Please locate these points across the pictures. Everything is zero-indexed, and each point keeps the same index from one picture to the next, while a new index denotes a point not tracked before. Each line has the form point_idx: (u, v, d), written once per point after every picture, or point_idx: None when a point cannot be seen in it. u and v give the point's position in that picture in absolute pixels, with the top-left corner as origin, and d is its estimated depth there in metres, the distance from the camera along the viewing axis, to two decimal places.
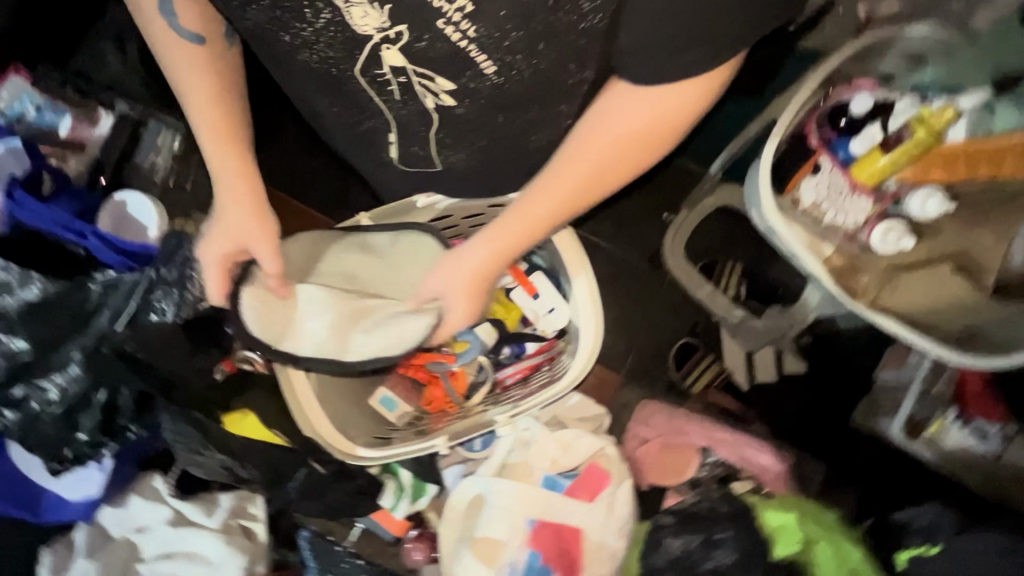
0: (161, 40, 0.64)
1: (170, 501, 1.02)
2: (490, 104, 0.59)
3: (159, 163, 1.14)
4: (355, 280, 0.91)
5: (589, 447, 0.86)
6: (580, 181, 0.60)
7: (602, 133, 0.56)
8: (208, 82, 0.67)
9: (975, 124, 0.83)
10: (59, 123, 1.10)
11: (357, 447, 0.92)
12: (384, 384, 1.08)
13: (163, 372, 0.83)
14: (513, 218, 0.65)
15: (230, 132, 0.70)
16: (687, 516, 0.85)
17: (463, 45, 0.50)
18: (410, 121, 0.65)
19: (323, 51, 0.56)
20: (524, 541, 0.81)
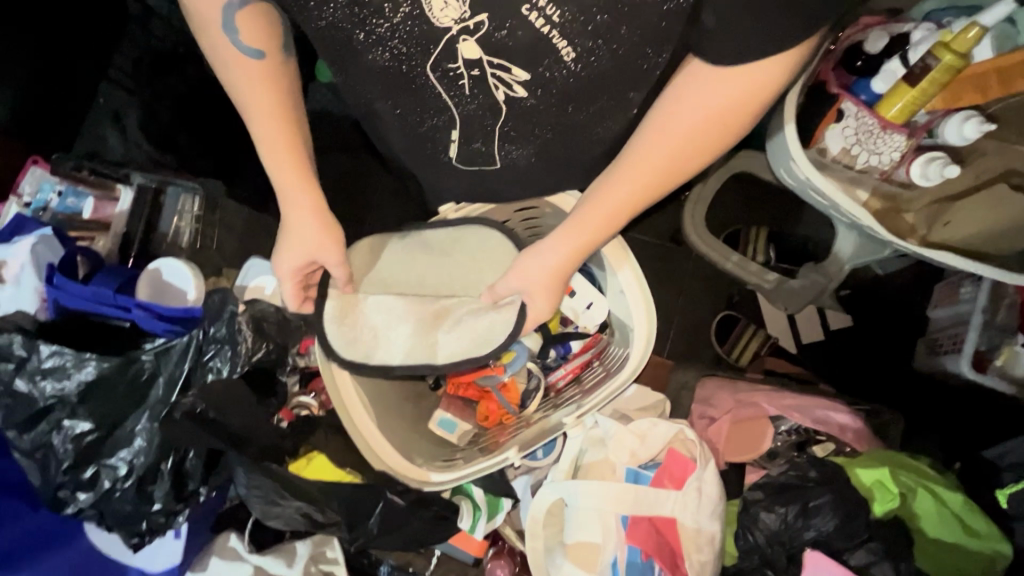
0: (224, 57, 0.69)
1: (249, 558, 1.03)
2: (559, 92, 0.69)
3: (182, 227, 1.17)
4: (427, 283, 0.96)
5: (666, 433, 0.84)
6: (658, 164, 0.65)
7: (677, 116, 0.63)
8: (266, 95, 0.71)
9: (1002, 39, 0.81)
10: (82, 206, 1.12)
11: (430, 473, 0.92)
12: (440, 408, 1.09)
13: (237, 427, 0.82)
14: (590, 206, 0.71)
15: (293, 142, 0.75)
16: (778, 487, 0.82)
17: (546, 31, 0.60)
18: (477, 116, 0.75)
19: (396, 48, 0.66)
20: (622, 539, 0.79)
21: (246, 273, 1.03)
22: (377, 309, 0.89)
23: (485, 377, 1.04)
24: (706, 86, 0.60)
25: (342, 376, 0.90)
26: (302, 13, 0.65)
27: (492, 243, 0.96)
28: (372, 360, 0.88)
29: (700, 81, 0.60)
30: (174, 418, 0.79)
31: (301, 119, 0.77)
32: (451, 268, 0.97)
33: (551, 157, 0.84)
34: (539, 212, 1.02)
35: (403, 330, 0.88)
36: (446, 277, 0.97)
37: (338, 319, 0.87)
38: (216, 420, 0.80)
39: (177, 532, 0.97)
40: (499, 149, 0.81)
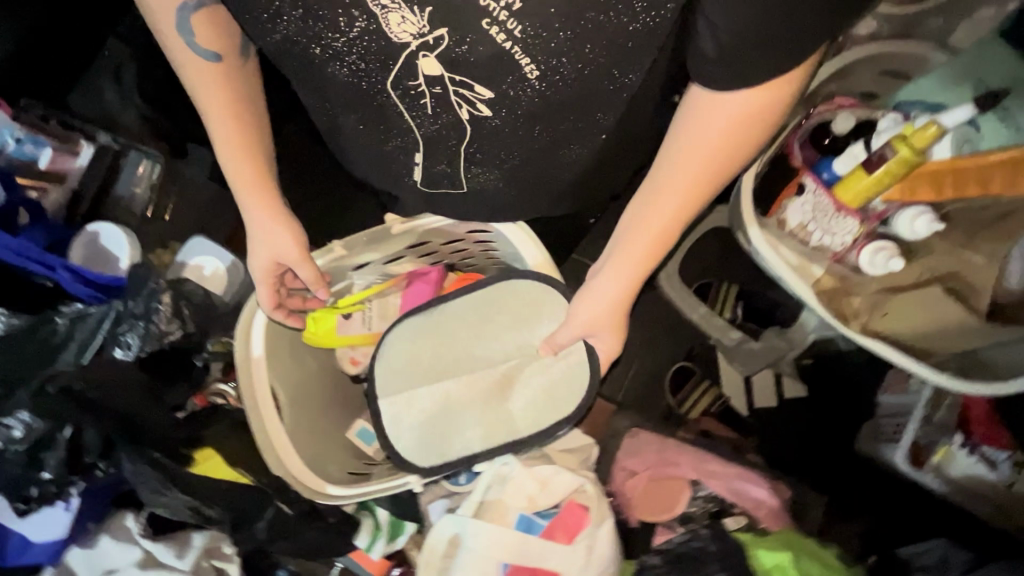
0: (181, 59, 0.67)
1: (140, 541, 0.99)
2: (525, 113, 0.65)
3: (138, 194, 1.14)
4: (475, 353, 0.88)
5: (568, 484, 0.82)
6: (682, 193, 0.60)
7: (693, 146, 0.57)
8: (222, 97, 0.70)
9: (960, 142, 0.80)
10: (39, 155, 1.09)
11: (328, 485, 0.88)
12: (362, 417, 1.06)
13: (119, 408, 0.79)
14: (632, 236, 0.65)
15: (247, 138, 0.74)
16: (676, 556, 0.81)
17: (508, 46, 0.54)
18: (442, 135, 0.71)
19: (355, 63, 0.61)
20: None
21: (188, 250, 1.01)
22: (430, 402, 0.87)
23: None
24: (722, 111, 0.53)
25: (259, 365, 0.89)
26: (255, 26, 0.62)
27: (539, 298, 0.86)
28: (450, 459, 0.85)
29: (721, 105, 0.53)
30: (48, 393, 0.77)
31: (260, 121, 0.75)
32: (496, 338, 0.87)
33: (518, 184, 0.81)
34: (491, 237, 0.99)
35: (473, 413, 0.85)
36: (497, 349, 0.87)
37: (395, 416, 0.87)
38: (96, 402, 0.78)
39: (68, 503, 0.94)
40: (466, 171, 0.78)
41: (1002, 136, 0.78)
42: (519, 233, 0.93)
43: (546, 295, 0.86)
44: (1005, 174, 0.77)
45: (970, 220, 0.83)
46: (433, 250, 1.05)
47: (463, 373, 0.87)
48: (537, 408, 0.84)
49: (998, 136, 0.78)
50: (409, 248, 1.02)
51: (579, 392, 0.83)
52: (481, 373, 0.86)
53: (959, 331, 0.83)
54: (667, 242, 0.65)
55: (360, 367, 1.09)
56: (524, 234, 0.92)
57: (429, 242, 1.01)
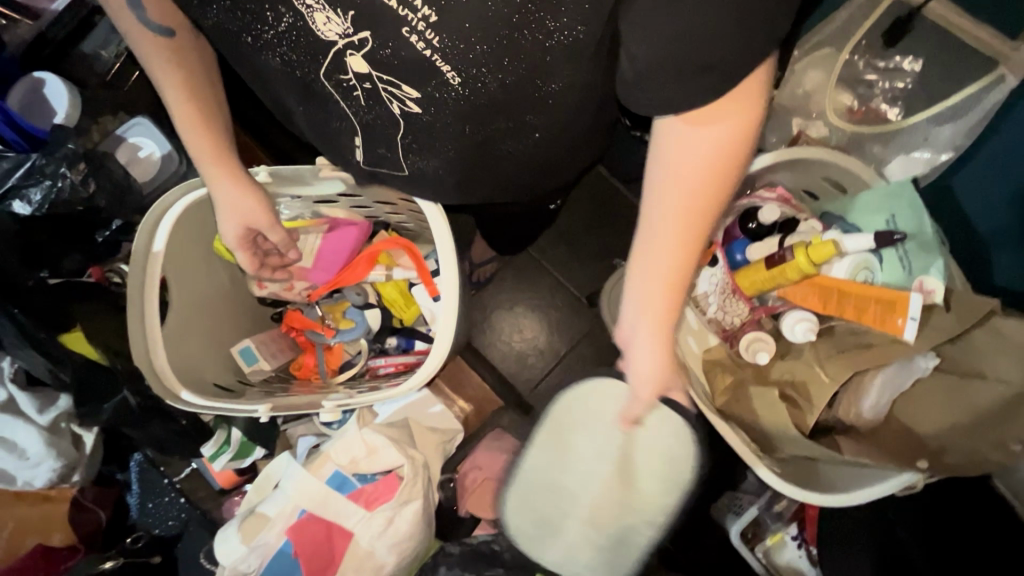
0: (130, 33, 0.68)
1: (7, 385, 1.03)
2: (455, 113, 0.66)
3: (103, 56, 1.11)
4: (558, 487, 0.67)
5: (390, 460, 0.80)
6: (695, 222, 0.52)
7: (682, 175, 0.50)
8: (172, 70, 0.71)
9: (856, 268, 0.83)
10: None
11: (183, 391, 0.88)
12: (250, 337, 1.08)
13: None
14: (645, 288, 0.56)
15: (202, 113, 0.74)
16: (471, 552, 0.85)
17: (428, 54, 0.57)
18: (378, 125, 0.71)
19: (286, 54, 0.65)
20: (286, 528, 0.76)
21: (133, 131, 1.02)
22: (577, 548, 0.68)
23: (315, 334, 1.17)
24: (709, 129, 0.48)
25: (156, 260, 0.91)
26: (188, 10, 0.65)
27: (605, 404, 0.66)
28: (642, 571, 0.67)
29: (711, 114, 0.47)
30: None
31: (215, 102, 0.76)
32: (581, 466, 0.66)
33: (459, 174, 0.80)
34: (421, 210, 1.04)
35: (628, 534, 0.66)
36: (595, 488, 0.66)
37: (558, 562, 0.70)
38: None
39: None
40: (406, 159, 0.77)
41: (898, 276, 0.81)
42: (437, 216, 0.93)
43: (595, 391, 0.66)
44: (881, 306, 0.79)
45: (842, 341, 0.83)
46: (366, 204, 1.07)
47: (560, 507, 0.68)
48: (671, 486, 0.64)
49: (894, 274, 0.81)
50: (342, 196, 1.03)
51: (691, 443, 0.63)
52: (592, 506, 0.66)
53: (783, 439, 0.83)
54: (681, 285, 0.55)
55: (267, 291, 1.12)
56: (441, 220, 0.93)
57: (361, 195, 1.02)
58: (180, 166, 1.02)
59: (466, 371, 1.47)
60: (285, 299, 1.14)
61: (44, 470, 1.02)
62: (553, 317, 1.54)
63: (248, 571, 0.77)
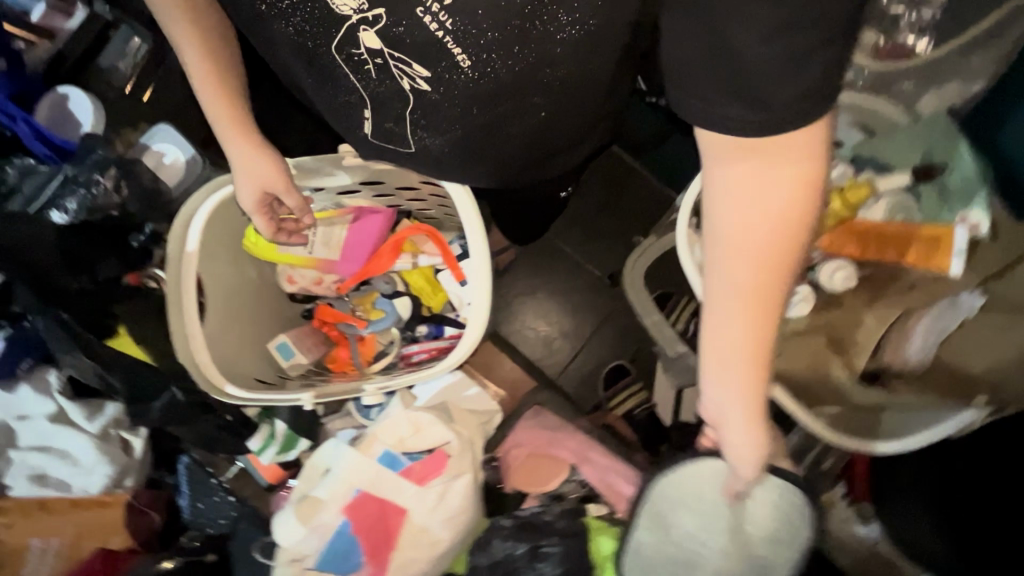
0: None
1: (56, 398, 1.06)
2: (463, 95, 0.66)
3: (120, 68, 1.13)
4: (676, 551, 0.76)
5: (438, 436, 0.81)
6: (775, 283, 0.49)
7: (748, 216, 0.47)
8: (183, 23, 0.69)
9: (895, 207, 0.81)
10: (33, 8, 1.09)
11: (227, 384, 0.90)
12: (286, 332, 1.10)
13: (29, 262, 0.81)
14: (727, 361, 0.52)
15: (217, 71, 0.73)
16: (525, 523, 0.86)
17: (440, 36, 0.57)
18: (387, 99, 0.69)
19: (300, 24, 0.63)
20: (342, 508, 0.77)
21: (156, 137, 1.04)
22: None
23: (347, 326, 1.18)
24: (772, 165, 0.45)
25: (190, 260, 0.92)
26: None
27: (697, 484, 0.69)
28: None
29: (772, 150, 0.45)
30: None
31: (232, 61, 0.75)
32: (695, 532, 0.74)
33: (465, 155, 0.79)
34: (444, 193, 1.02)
35: None
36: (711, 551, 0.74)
37: None
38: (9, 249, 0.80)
39: None
40: (413, 135, 0.75)
41: (938, 210, 0.79)
42: (464, 198, 0.93)
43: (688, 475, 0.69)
44: (921, 243, 0.78)
45: (885, 284, 0.81)
46: (389, 192, 1.07)
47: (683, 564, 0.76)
48: (785, 539, 0.70)
49: (934, 208, 0.79)
50: (364, 185, 1.03)
51: (799, 503, 0.66)
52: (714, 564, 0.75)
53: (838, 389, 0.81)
54: (766, 335, 0.51)
55: (297, 287, 1.14)
56: (470, 204, 0.93)
57: (385, 182, 1.02)
58: (203, 169, 1.04)
59: (496, 356, 1.47)
60: (316, 293, 1.16)
61: (99, 475, 1.05)
62: (578, 297, 1.53)
63: (309, 553, 0.77)
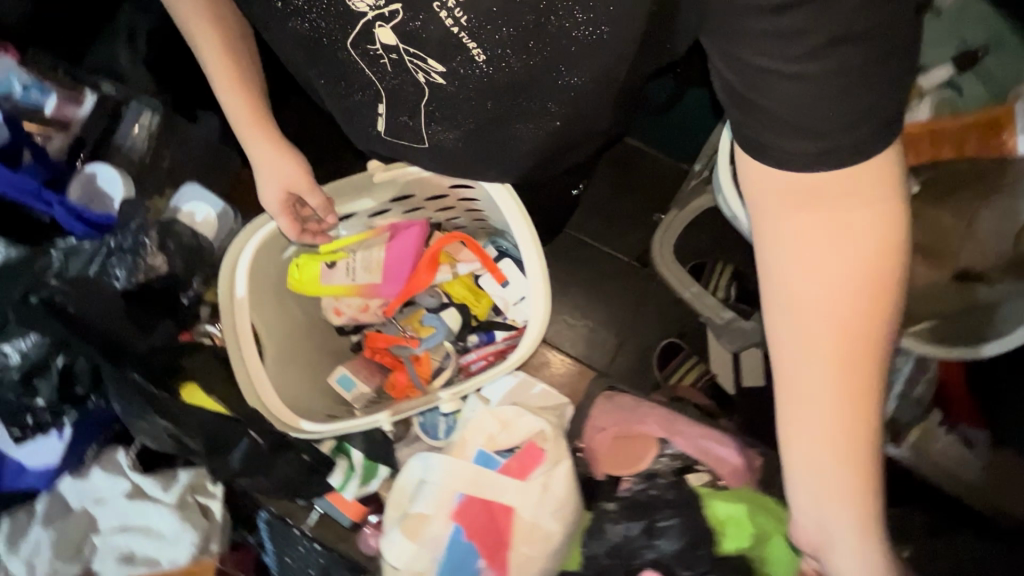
0: None
1: (129, 474, 1.02)
2: (477, 88, 0.65)
3: (136, 141, 1.14)
4: None
5: (529, 427, 0.81)
6: (857, 372, 0.49)
7: (822, 275, 0.49)
8: (203, 20, 0.73)
9: (940, 104, 0.78)
10: (45, 102, 1.12)
11: (301, 420, 0.90)
12: (344, 364, 1.12)
13: (100, 328, 0.83)
14: (818, 462, 0.51)
15: (239, 74, 0.76)
16: (634, 502, 0.85)
17: (455, 31, 0.56)
18: (402, 91, 0.68)
19: (315, 21, 0.61)
20: (450, 515, 0.76)
21: (182, 198, 1.05)
22: None
23: (400, 347, 1.15)
24: (840, 217, 0.48)
25: (242, 306, 0.92)
26: None
27: None
28: None
29: (834, 227, 0.48)
30: (30, 303, 0.81)
31: (255, 69, 0.79)
32: None
33: (479, 147, 0.77)
34: (474, 197, 1.02)
35: None
36: None
37: None
38: (82, 319, 0.82)
39: (61, 432, 0.99)
40: (427, 129, 0.74)
41: (982, 97, 0.77)
42: (503, 194, 0.92)
43: None
44: (978, 136, 0.75)
45: (948, 182, 0.80)
46: (419, 205, 1.08)
47: None
48: None
49: (978, 96, 0.78)
50: (394, 203, 1.04)
51: None
52: None
53: (930, 291, 0.82)
54: (862, 415, 0.50)
55: (344, 318, 1.13)
56: (510, 199, 0.92)
57: (415, 196, 1.03)
58: (237, 220, 1.06)
59: (541, 354, 1.45)
60: (363, 322, 1.14)
61: (185, 546, 0.99)
62: (614, 282, 1.49)
63: (423, 571, 0.75)
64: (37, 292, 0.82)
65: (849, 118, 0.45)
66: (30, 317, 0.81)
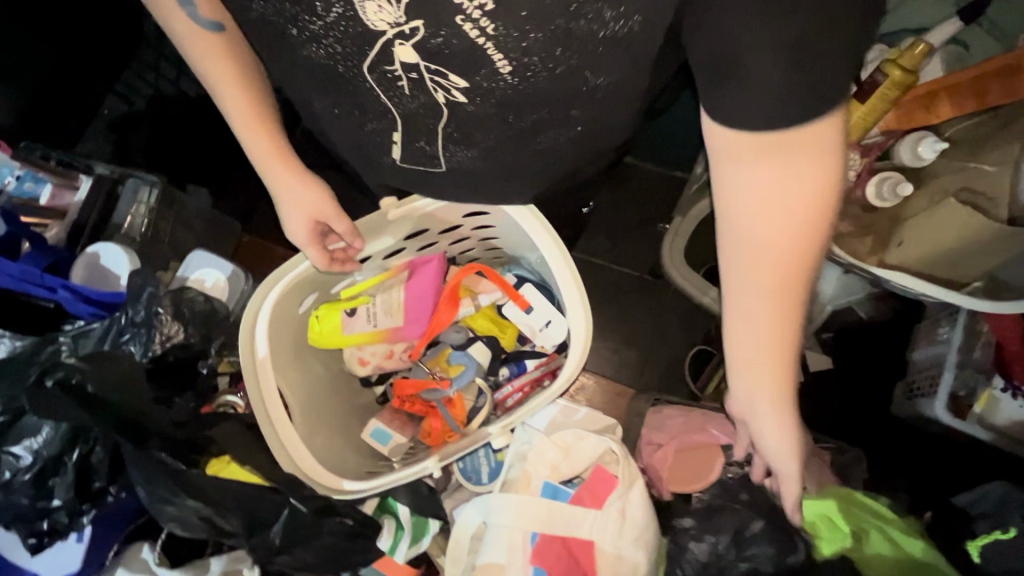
0: (180, 29, 0.67)
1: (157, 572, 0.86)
2: (499, 102, 0.60)
3: (136, 216, 1.10)
4: None
5: (594, 450, 0.82)
6: (782, 284, 0.52)
7: (768, 226, 0.50)
8: (222, 62, 0.70)
9: (951, 61, 0.79)
10: (39, 192, 1.05)
11: (344, 482, 0.85)
12: (377, 417, 1.07)
13: (119, 408, 0.77)
14: (747, 361, 0.57)
15: (258, 111, 0.74)
16: (709, 512, 0.79)
17: (481, 42, 0.51)
18: (419, 115, 0.65)
19: (331, 46, 0.57)
20: (527, 559, 0.75)
21: (188, 266, 1.02)
22: None
23: (430, 391, 1.07)
24: (791, 166, 0.47)
25: (265, 367, 0.87)
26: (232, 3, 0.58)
27: None
28: None
29: (783, 160, 0.47)
30: (46, 387, 0.76)
31: (272, 103, 0.77)
32: None
33: (497, 164, 0.72)
34: (489, 223, 0.99)
35: None
36: None
37: None
38: (99, 397, 0.76)
39: (79, 534, 0.86)
40: (446, 152, 0.70)
41: (992, 49, 0.78)
42: (522, 212, 0.89)
43: None
44: (1001, 83, 0.74)
45: (969, 139, 0.83)
46: (432, 240, 1.04)
47: None
48: None
49: (989, 48, 0.79)
50: (408, 239, 1.01)
51: None
52: None
53: (982, 245, 0.80)
54: (791, 339, 0.55)
55: (370, 368, 1.08)
56: (529, 216, 0.89)
57: (429, 230, 1.00)
58: (248, 282, 1.03)
59: None
60: (389, 369, 1.09)
61: None
62: (629, 297, 1.43)
63: None
64: (51, 370, 0.78)
65: (810, 99, 0.43)
66: (47, 400, 0.75)
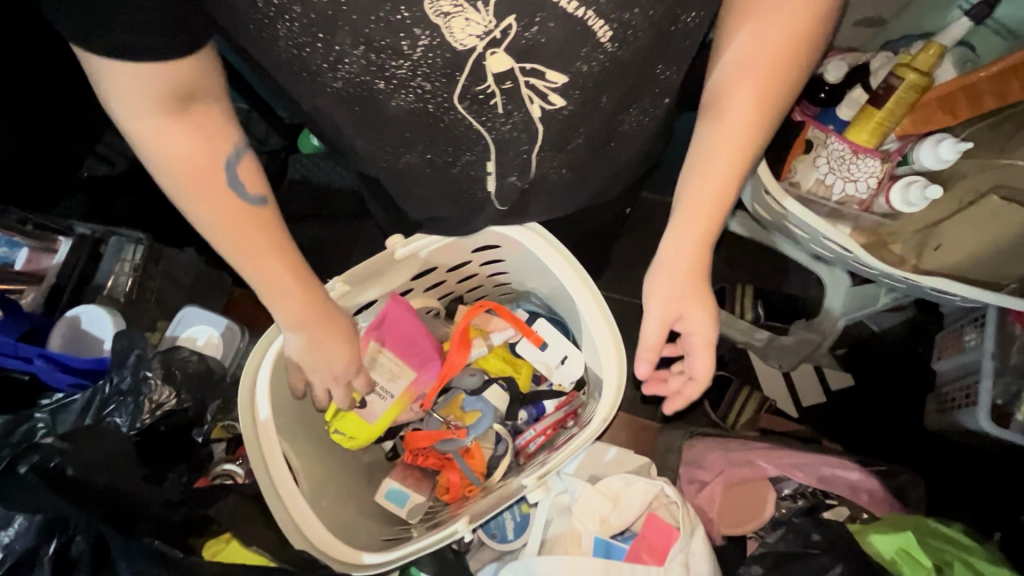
0: (212, 217, 0.57)
1: None
2: (597, 85, 0.52)
3: (121, 278, 1.03)
4: None
5: (644, 497, 0.77)
6: (747, 124, 0.56)
7: (761, 55, 0.54)
8: (261, 239, 0.59)
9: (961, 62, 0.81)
10: (14, 256, 0.97)
11: (363, 554, 0.77)
12: (390, 476, 0.98)
13: (106, 490, 0.69)
14: (694, 195, 0.59)
15: (299, 281, 0.63)
16: (778, 558, 0.71)
17: (580, 14, 0.45)
18: (512, 140, 0.57)
19: (420, 87, 0.51)
20: None
21: (177, 325, 0.95)
22: None
23: (447, 441, 0.97)
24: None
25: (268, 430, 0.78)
26: (305, 87, 0.53)
27: None
28: None
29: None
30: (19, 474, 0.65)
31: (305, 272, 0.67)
32: None
33: (584, 167, 0.65)
34: (499, 256, 0.94)
35: None
36: None
37: None
38: (79, 480, 0.67)
39: None
40: (539, 177, 0.63)
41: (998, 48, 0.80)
42: (531, 237, 0.85)
43: None
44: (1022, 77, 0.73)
45: (992, 138, 0.80)
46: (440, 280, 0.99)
47: None
48: None
49: (994, 48, 0.80)
50: (415, 280, 0.95)
51: None
52: None
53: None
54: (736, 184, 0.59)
55: None
56: (543, 243, 0.84)
57: (437, 268, 0.94)
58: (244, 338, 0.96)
59: None
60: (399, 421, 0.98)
61: None
62: None
63: None
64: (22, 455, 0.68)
65: None
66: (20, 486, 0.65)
